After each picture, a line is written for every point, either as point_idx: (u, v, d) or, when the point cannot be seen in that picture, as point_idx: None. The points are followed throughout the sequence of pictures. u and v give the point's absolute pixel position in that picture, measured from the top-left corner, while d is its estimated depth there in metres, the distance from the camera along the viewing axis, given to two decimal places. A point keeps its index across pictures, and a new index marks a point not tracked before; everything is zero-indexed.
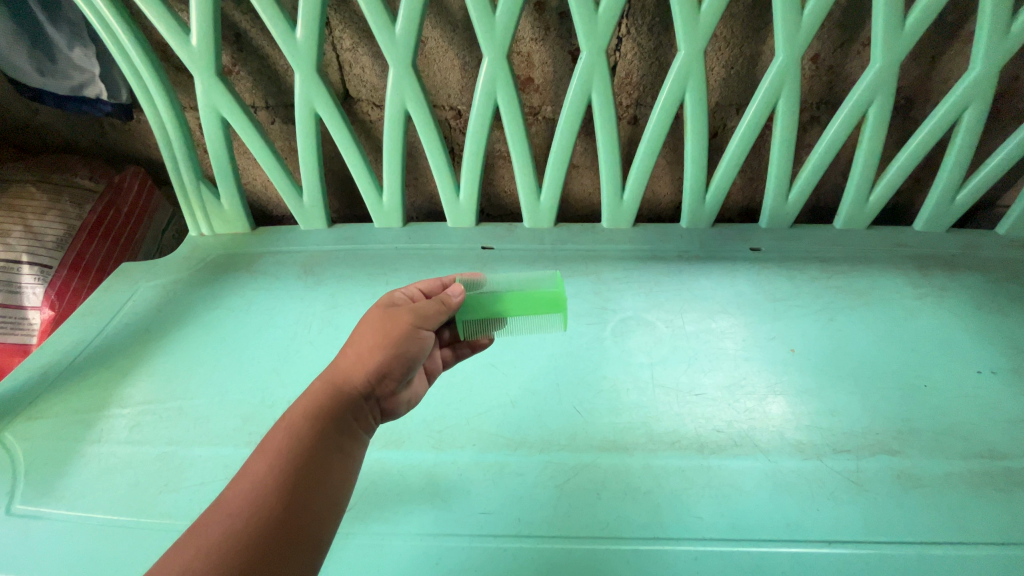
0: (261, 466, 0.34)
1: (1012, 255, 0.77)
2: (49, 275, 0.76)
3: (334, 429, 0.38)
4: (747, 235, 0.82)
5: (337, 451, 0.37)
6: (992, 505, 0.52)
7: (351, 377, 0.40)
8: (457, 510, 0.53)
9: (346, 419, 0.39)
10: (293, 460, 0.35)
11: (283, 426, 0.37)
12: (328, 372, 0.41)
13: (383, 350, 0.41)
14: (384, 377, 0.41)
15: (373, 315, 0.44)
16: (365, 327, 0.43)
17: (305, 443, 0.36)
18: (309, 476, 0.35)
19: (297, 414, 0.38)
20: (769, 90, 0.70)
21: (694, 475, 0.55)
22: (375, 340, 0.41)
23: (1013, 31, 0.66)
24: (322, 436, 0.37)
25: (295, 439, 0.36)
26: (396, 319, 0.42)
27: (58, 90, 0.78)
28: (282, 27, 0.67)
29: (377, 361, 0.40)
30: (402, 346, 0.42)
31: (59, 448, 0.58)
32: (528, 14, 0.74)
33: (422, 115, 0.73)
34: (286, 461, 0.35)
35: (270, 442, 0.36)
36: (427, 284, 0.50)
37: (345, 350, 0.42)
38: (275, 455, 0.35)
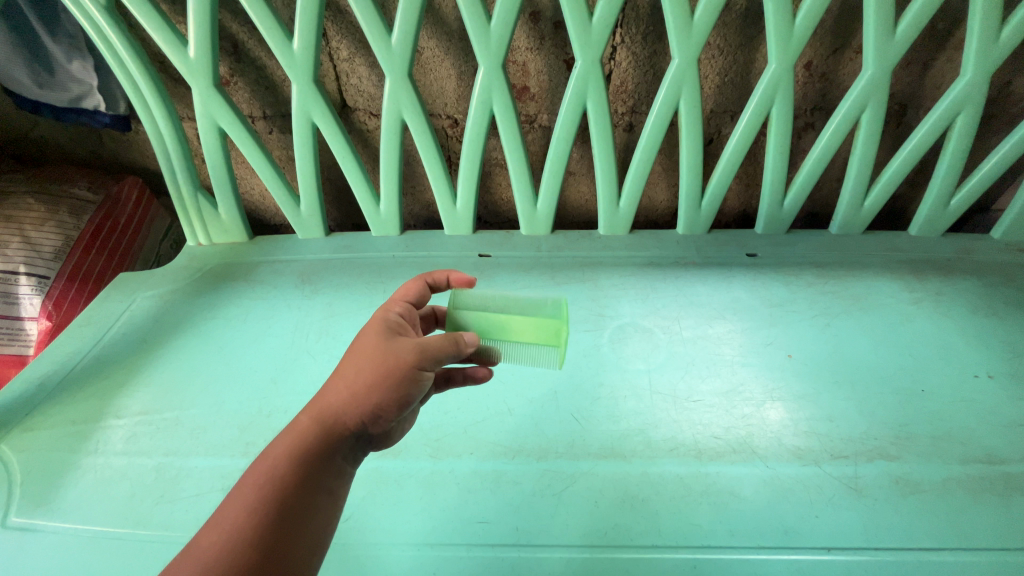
0: (245, 502, 0.34)
1: (1007, 259, 0.78)
2: (46, 286, 0.76)
3: (320, 466, 0.37)
4: (743, 241, 0.82)
5: (319, 499, 0.36)
6: (991, 511, 0.52)
7: (339, 418, 0.38)
8: (454, 520, 0.53)
9: (331, 463, 0.38)
10: (271, 518, 0.34)
11: (262, 473, 0.35)
12: (313, 408, 0.38)
13: (379, 388, 0.39)
14: (376, 418, 0.39)
15: (369, 345, 0.41)
16: (360, 358, 0.40)
17: (284, 497, 0.35)
18: (289, 525, 0.34)
19: (278, 458, 0.36)
20: (762, 98, 0.71)
21: (693, 482, 0.55)
22: (371, 381, 0.39)
23: (1002, 38, 0.66)
24: (308, 475, 0.36)
25: (275, 492, 0.35)
26: (397, 358, 0.39)
27: (57, 101, 0.78)
28: (279, 37, 0.67)
29: (372, 400, 0.39)
30: (400, 387, 0.39)
31: (55, 460, 0.57)
32: (523, 23, 0.75)
33: (418, 124, 0.74)
34: (263, 518, 0.34)
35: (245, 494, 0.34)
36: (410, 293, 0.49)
37: (336, 382, 0.39)
38: (257, 493, 0.34)
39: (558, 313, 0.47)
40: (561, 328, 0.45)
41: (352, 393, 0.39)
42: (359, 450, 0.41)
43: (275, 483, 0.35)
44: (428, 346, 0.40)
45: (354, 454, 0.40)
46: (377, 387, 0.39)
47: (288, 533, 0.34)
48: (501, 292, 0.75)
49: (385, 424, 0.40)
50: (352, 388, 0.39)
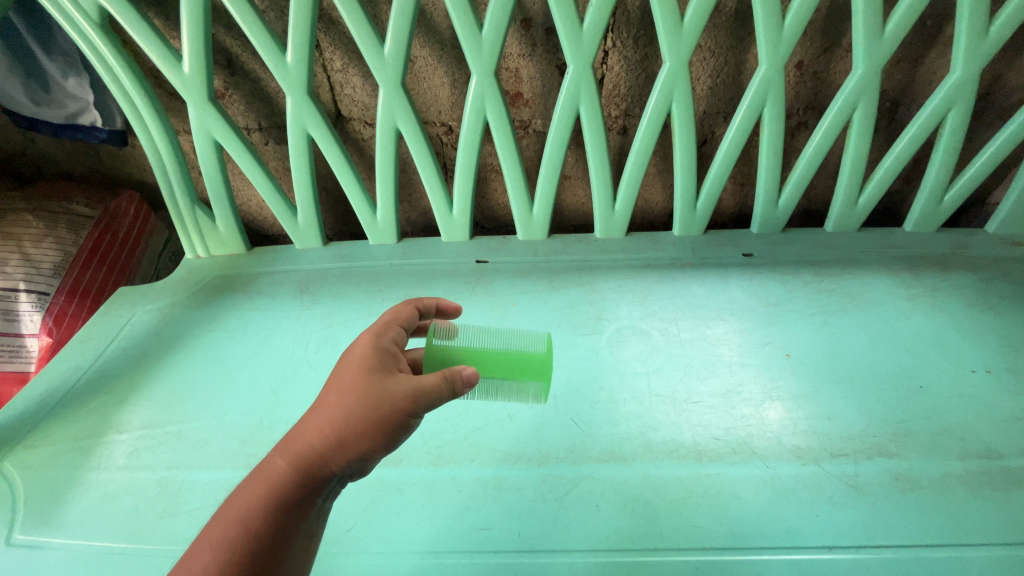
0: (231, 529, 0.35)
1: (1002, 253, 0.78)
2: (46, 302, 0.76)
3: (307, 501, 0.38)
4: (739, 241, 0.82)
5: (296, 546, 0.37)
6: (991, 506, 0.52)
7: (324, 460, 0.39)
8: (457, 527, 0.53)
9: (310, 503, 0.39)
10: (249, 569, 0.35)
11: (241, 517, 0.36)
12: (294, 447, 0.39)
13: (371, 436, 0.39)
14: (362, 461, 0.40)
15: (365, 380, 0.41)
16: (352, 401, 0.40)
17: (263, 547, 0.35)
18: (273, 555, 0.36)
19: (257, 503, 0.36)
20: (754, 98, 0.71)
21: (694, 484, 0.55)
22: (361, 424, 0.39)
23: (991, 34, 0.67)
24: (294, 509, 0.37)
25: (253, 539, 0.35)
26: (391, 409, 0.39)
27: (53, 119, 0.79)
28: (272, 50, 0.68)
29: (362, 446, 0.39)
30: (389, 432, 0.40)
31: (58, 476, 0.58)
32: (514, 31, 0.76)
33: (412, 132, 0.74)
34: (238, 569, 0.34)
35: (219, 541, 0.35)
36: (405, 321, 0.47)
37: (321, 421, 0.39)
38: (244, 521, 0.36)
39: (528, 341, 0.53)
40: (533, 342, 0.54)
41: (340, 435, 0.39)
42: (340, 486, 0.42)
43: (252, 530, 0.35)
44: (425, 390, 0.40)
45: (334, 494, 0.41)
46: (367, 431, 0.39)
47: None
48: (499, 297, 0.75)
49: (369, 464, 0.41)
50: (340, 429, 0.39)
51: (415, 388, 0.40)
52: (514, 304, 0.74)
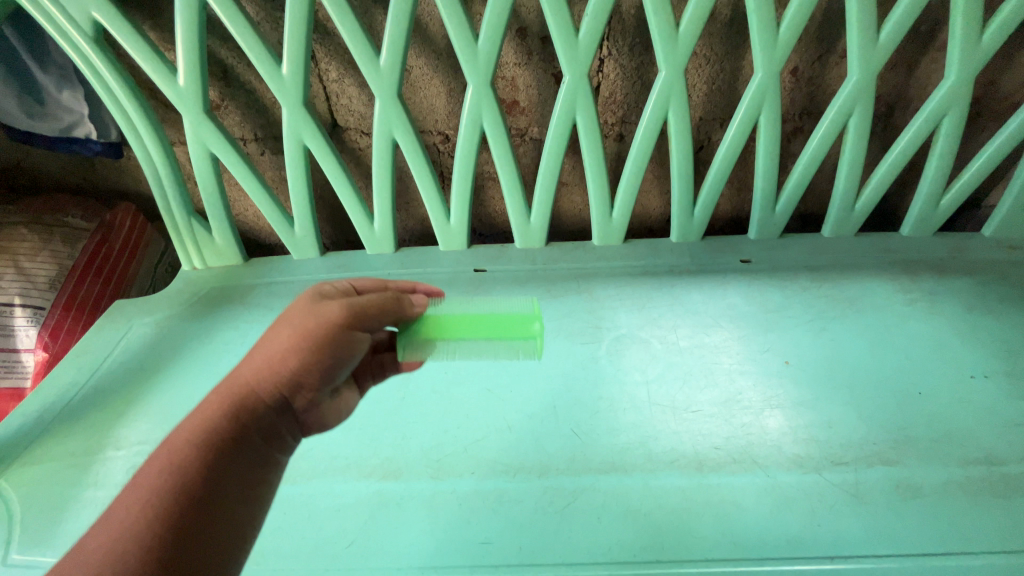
0: (162, 459, 0.37)
1: (998, 257, 0.78)
2: (42, 316, 0.76)
3: (241, 426, 0.40)
4: (737, 246, 0.82)
5: (231, 475, 0.38)
6: (991, 512, 0.52)
7: (257, 388, 0.41)
8: (458, 540, 0.53)
9: (247, 431, 0.40)
10: (178, 487, 0.36)
11: (172, 446, 0.38)
12: (228, 385, 0.42)
13: (303, 350, 0.42)
14: (300, 383, 0.43)
15: (299, 312, 0.45)
16: (282, 327, 0.44)
17: (195, 478, 0.37)
18: (205, 477, 0.37)
19: (189, 432, 0.39)
20: (749, 106, 0.71)
21: (695, 494, 0.55)
22: (293, 349, 0.43)
23: (984, 40, 0.67)
24: (226, 433, 0.39)
25: (182, 461, 0.37)
26: (320, 320, 0.43)
27: (47, 132, 0.78)
28: (268, 62, 0.67)
29: (296, 363, 0.42)
30: (326, 351, 0.43)
31: (55, 494, 0.57)
32: (510, 40, 0.76)
33: (409, 142, 0.74)
34: (167, 489, 0.36)
35: (147, 478, 0.36)
36: (364, 282, 0.55)
37: (254, 356, 0.43)
38: (175, 449, 0.38)
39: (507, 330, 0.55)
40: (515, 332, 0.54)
41: (273, 365, 0.42)
42: (285, 426, 0.43)
43: (182, 461, 0.37)
44: (359, 306, 0.46)
45: (277, 431, 0.42)
46: (300, 357, 0.43)
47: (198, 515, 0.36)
48: None
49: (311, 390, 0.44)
50: (275, 360, 0.42)
51: (345, 305, 0.45)
52: None
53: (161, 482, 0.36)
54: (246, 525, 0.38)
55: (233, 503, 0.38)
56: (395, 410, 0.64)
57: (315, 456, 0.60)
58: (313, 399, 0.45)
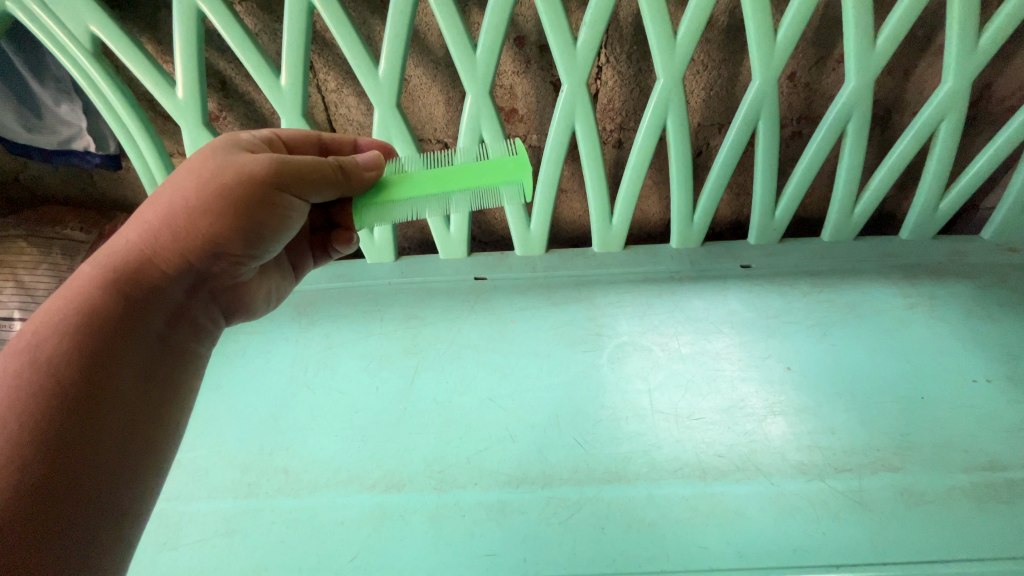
0: (58, 314, 0.41)
1: (997, 260, 0.78)
2: None
3: (140, 288, 0.44)
4: (737, 252, 0.82)
5: (130, 337, 0.43)
6: (997, 519, 0.52)
7: (154, 248, 0.44)
8: (461, 553, 0.53)
9: (146, 293, 0.44)
10: (78, 346, 0.40)
11: (67, 303, 0.41)
12: (125, 246, 0.44)
13: (216, 208, 0.43)
14: (208, 244, 0.44)
15: (205, 163, 0.44)
16: (191, 178, 0.44)
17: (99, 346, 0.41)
18: (105, 335, 0.41)
19: (85, 290, 0.42)
20: (748, 112, 0.71)
21: (698, 503, 0.55)
22: (195, 211, 0.43)
23: (981, 45, 0.67)
24: (125, 293, 0.43)
25: (77, 320, 0.41)
26: (241, 177, 0.43)
27: (46, 145, 0.79)
28: (266, 74, 0.67)
29: (208, 222, 0.43)
30: (237, 211, 0.43)
31: None
32: (508, 48, 0.76)
33: (408, 151, 0.74)
34: (66, 348, 0.40)
35: (47, 352, 0.39)
36: (290, 133, 0.53)
37: (152, 212, 0.44)
38: (70, 307, 0.41)
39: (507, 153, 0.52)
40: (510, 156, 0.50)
41: (178, 227, 0.44)
42: (189, 287, 0.47)
43: (77, 317, 0.41)
44: (279, 165, 0.44)
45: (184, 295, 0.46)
46: (203, 219, 0.43)
47: (102, 389, 0.40)
48: (498, 315, 0.75)
49: (224, 247, 0.46)
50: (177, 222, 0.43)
51: (257, 162, 0.44)
52: (513, 322, 0.74)
53: (63, 354, 0.40)
54: (154, 395, 0.43)
55: (134, 367, 0.42)
56: (396, 421, 0.64)
57: (317, 470, 0.60)
58: (232, 256, 0.47)
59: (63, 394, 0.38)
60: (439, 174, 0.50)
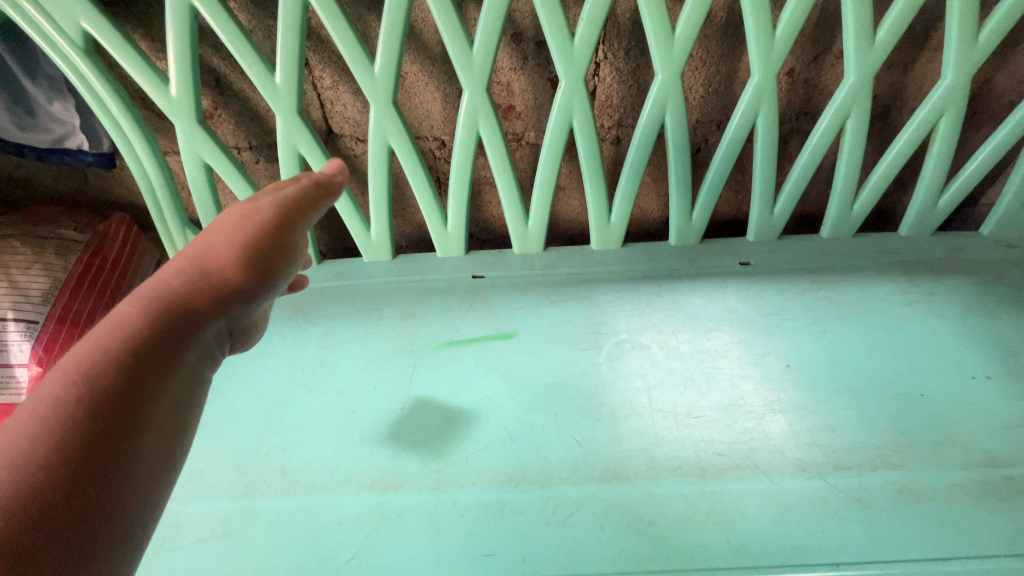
0: (73, 367, 0.33)
1: (996, 256, 0.78)
2: (36, 330, 0.75)
3: (170, 331, 0.37)
4: (735, 249, 0.82)
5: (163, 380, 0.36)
6: (997, 516, 0.52)
7: (180, 296, 0.39)
8: (460, 553, 0.52)
9: (176, 339, 0.37)
10: (105, 390, 0.33)
11: (82, 355, 0.34)
12: (150, 296, 0.38)
13: (242, 248, 0.41)
14: (239, 288, 0.41)
15: (229, 219, 0.43)
16: (218, 231, 0.42)
17: (129, 377, 0.34)
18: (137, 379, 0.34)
19: (104, 339, 0.35)
20: (747, 109, 0.71)
21: (698, 501, 0.54)
22: (220, 249, 0.41)
23: (981, 40, 0.67)
24: (153, 338, 0.36)
25: (99, 367, 0.34)
26: (264, 216, 0.42)
27: (39, 143, 0.78)
28: (261, 71, 0.67)
29: (237, 261, 0.41)
30: (258, 241, 0.42)
31: None
32: (505, 45, 0.75)
33: (405, 149, 0.73)
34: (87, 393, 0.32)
35: (66, 396, 0.32)
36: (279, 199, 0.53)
37: (177, 263, 0.40)
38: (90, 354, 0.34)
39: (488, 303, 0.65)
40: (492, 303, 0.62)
41: (205, 272, 0.40)
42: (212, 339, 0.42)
43: (97, 364, 0.34)
44: (288, 199, 0.44)
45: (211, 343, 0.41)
46: (230, 255, 0.41)
47: (130, 423, 0.33)
48: (496, 314, 0.75)
49: (254, 290, 0.43)
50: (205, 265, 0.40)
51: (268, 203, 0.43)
52: (511, 320, 0.74)
53: (89, 391, 0.32)
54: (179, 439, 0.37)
55: (168, 406, 0.36)
56: (394, 421, 0.63)
57: (314, 470, 0.59)
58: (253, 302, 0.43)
59: (82, 436, 0.31)
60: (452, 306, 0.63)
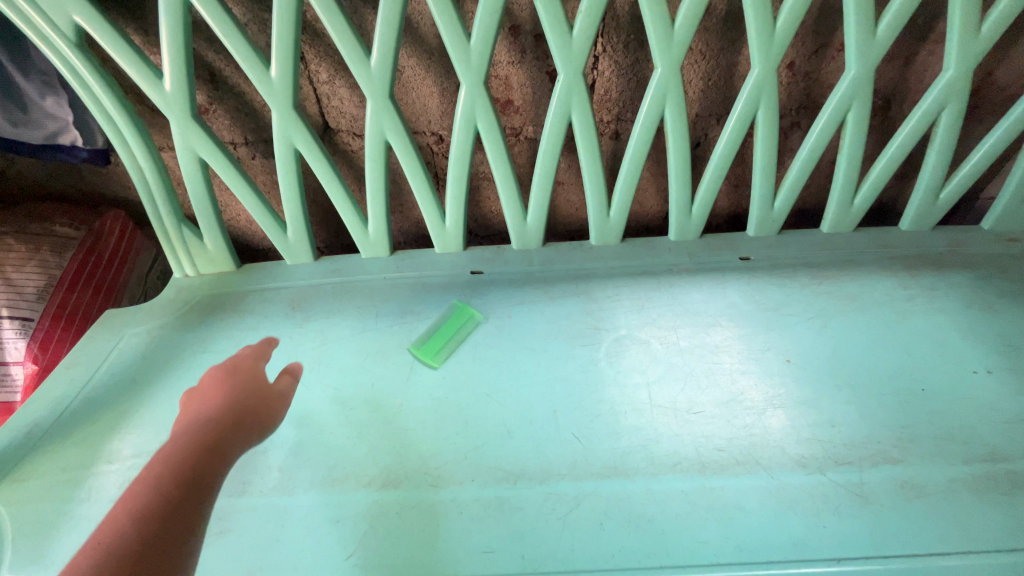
0: (150, 472, 0.45)
1: (997, 251, 0.78)
2: (30, 328, 0.75)
3: (212, 440, 0.50)
4: (735, 243, 0.81)
5: (211, 468, 0.48)
6: (997, 511, 0.52)
7: (211, 418, 0.53)
8: (459, 550, 0.52)
9: (209, 448, 0.49)
10: (178, 476, 0.45)
11: (153, 466, 0.46)
12: (187, 431, 0.51)
13: (251, 382, 0.61)
14: (255, 414, 0.58)
15: (244, 363, 0.64)
16: (227, 380, 0.60)
17: (190, 471, 0.46)
18: (196, 470, 0.47)
19: (164, 459, 0.47)
20: (747, 102, 0.70)
21: (698, 497, 0.54)
22: (225, 411, 0.55)
23: (983, 32, 0.66)
24: (199, 446, 0.49)
25: (172, 464, 0.46)
26: (251, 368, 0.63)
27: (32, 140, 0.77)
28: (256, 65, 0.66)
29: (258, 394, 0.60)
30: (259, 412, 0.58)
31: (48, 511, 0.57)
32: (503, 38, 0.74)
33: (402, 144, 0.72)
34: (168, 476, 0.44)
35: (151, 485, 0.43)
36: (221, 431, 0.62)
37: (207, 401, 0.56)
38: (159, 465, 0.46)
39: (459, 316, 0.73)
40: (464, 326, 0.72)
41: (236, 408, 0.56)
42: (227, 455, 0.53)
43: (164, 469, 0.45)
44: (251, 365, 0.64)
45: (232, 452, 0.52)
46: (237, 416, 0.55)
47: (198, 494, 0.45)
48: (495, 310, 0.74)
49: (254, 420, 0.57)
50: (209, 427, 0.52)
51: (256, 352, 0.67)
52: (510, 316, 0.73)
53: (166, 476, 0.44)
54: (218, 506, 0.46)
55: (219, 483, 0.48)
56: (392, 418, 0.63)
57: (312, 467, 0.59)
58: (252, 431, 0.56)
59: (171, 497, 0.43)
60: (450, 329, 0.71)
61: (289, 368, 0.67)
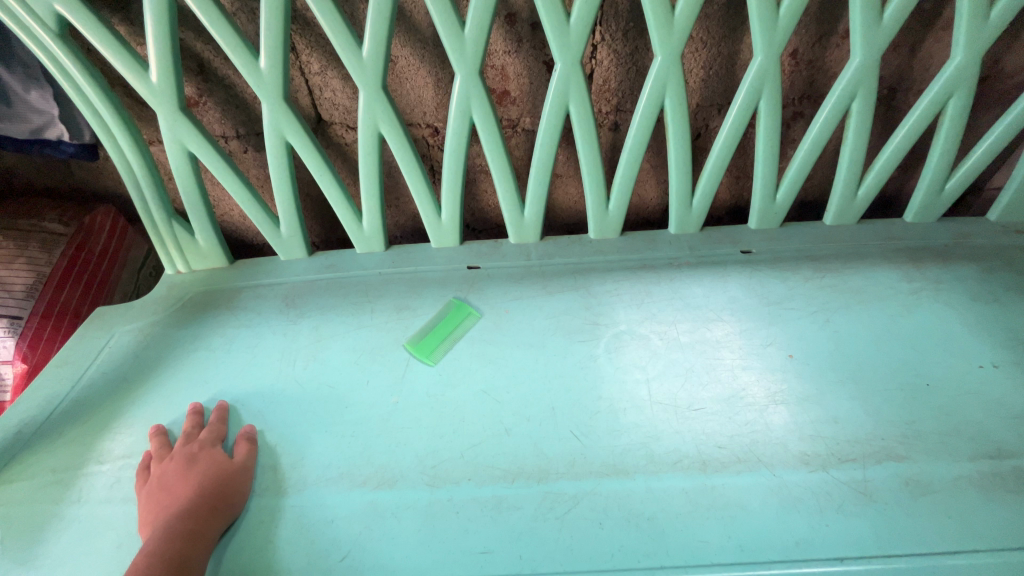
0: None
1: (1004, 242, 0.76)
2: (20, 326, 0.73)
3: (181, 545, 0.49)
4: (737, 236, 0.80)
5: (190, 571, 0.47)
6: (1005, 509, 0.51)
7: (173, 522, 0.50)
8: (456, 551, 0.51)
9: (180, 556, 0.48)
10: None
11: None
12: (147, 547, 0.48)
13: (213, 465, 0.56)
14: (221, 499, 0.54)
15: (195, 444, 0.58)
16: (180, 471, 0.55)
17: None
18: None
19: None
20: (750, 91, 0.68)
21: (699, 496, 0.53)
22: (189, 508, 0.52)
23: (992, 18, 0.64)
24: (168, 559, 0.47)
25: None
26: (207, 445, 0.58)
27: (17, 134, 0.75)
28: (245, 55, 0.64)
29: (218, 472, 0.56)
30: (221, 500, 0.54)
31: (37, 512, 0.56)
32: (499, 27, 0.72)
33: (397, 136, 0.71)
34: None
35: None
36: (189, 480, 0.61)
37: (163, 506, 0.53)
38: None
39: (456, 313, 0.72)
40: (460, 322, 0.71)
41: (196, 492, 0.53)
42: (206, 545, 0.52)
43: None
44: (204, 439, 0.59)
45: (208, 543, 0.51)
46: (201, 510, 0.52)
47: None
48: (492, 305, 0.73)
49: (218, 511, 0.53)
50: (171, 527, 0.50)
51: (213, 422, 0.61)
52: (507, 312, 0.72)
53: None
54: None
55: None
56: (388, 416, 0.62)
57: (306, 467, 0.58)
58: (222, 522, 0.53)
59: None
60: (443, 327, 0.70)
61: (246, 433, 0.61)
